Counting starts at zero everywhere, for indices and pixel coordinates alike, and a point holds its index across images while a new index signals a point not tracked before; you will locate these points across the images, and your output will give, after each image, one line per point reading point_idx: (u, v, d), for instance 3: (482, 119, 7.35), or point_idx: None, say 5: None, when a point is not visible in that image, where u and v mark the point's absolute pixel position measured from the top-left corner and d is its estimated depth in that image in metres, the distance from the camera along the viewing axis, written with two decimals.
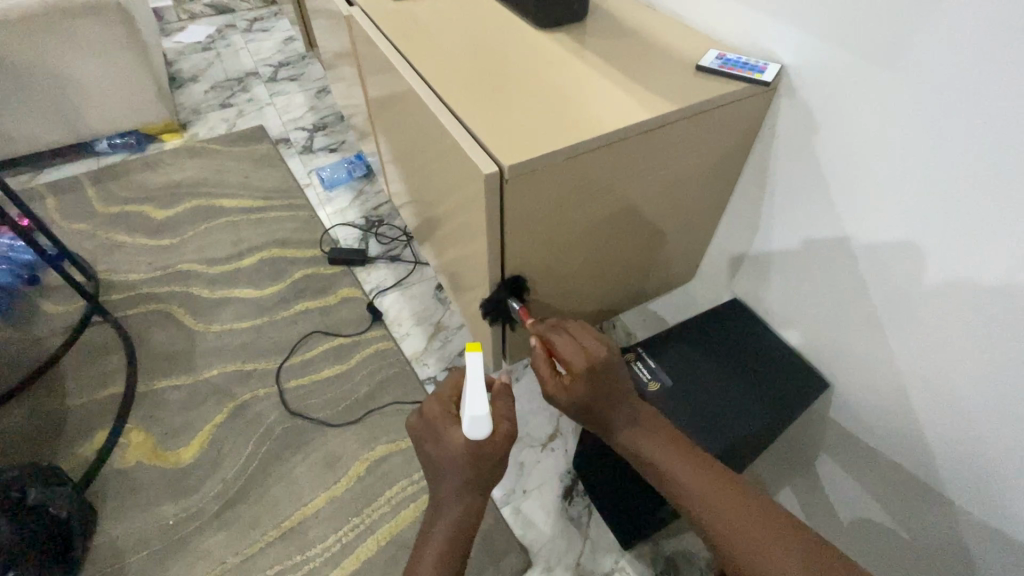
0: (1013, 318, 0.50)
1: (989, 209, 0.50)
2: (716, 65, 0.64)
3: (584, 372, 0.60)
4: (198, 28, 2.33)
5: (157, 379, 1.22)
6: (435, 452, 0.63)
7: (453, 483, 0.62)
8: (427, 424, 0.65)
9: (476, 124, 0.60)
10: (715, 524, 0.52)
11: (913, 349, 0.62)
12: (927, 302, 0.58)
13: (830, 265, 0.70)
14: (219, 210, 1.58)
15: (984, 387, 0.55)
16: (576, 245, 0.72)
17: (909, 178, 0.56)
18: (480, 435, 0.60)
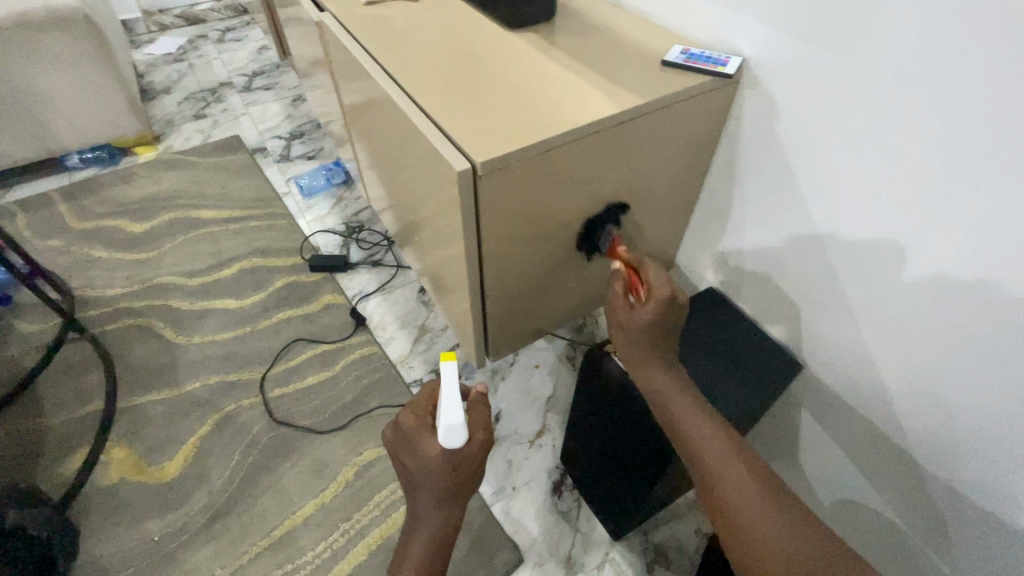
0: (992, 312, 0.48)
1: (967, 201, 0.47)
2: (679, 61, 0.62)
3: (658, 301, 0.57)
4: (169, 39, 2.29)
5: (134, 396, 1.08)
6: (410, 465, 0.57)
7: (428, 496, 0.56)
8: (400, 435, 0.58)
9: (442, 120, 0.56)
10: (717, 481, 0.50)
11: (899, 349, 0.59)
12: (907, 302, 0.56)
13: (806, 264, 0.67)
14: (198, 221, 1.45)
15: (974, 389, 0.52)
16: (553, 244, 0.68)
17: (889, 170, 0.53)
18: (457, 443, 0.54)
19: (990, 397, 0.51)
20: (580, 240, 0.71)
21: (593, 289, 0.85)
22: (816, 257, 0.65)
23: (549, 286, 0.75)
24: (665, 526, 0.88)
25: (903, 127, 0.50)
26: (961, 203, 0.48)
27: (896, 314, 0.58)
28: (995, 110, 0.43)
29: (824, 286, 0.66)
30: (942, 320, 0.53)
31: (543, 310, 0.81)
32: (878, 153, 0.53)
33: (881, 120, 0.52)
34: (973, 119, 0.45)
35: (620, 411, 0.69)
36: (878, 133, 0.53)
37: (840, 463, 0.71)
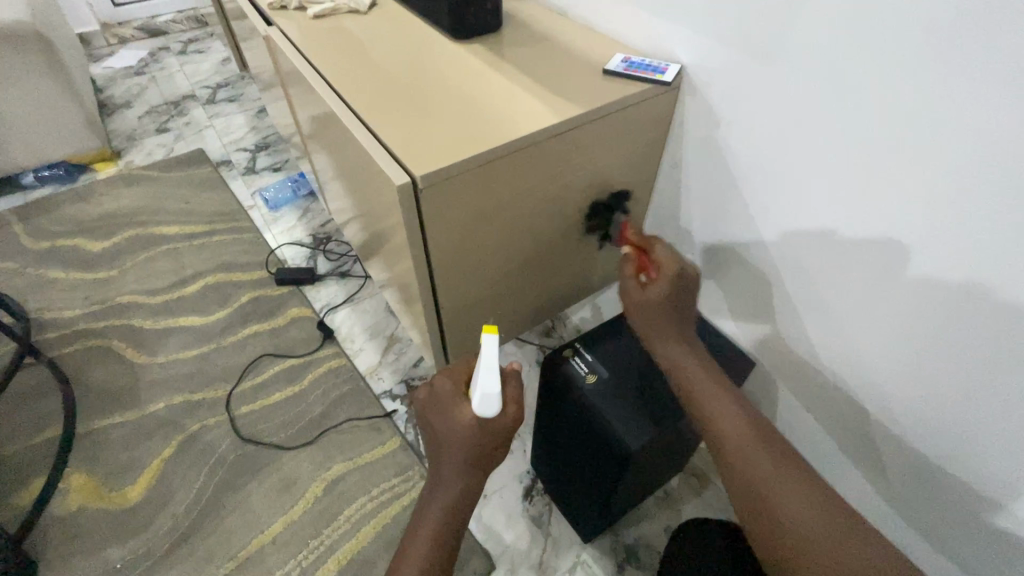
0: (965, 307, 0.49)
1: (953, 195, 0.46)
2: (620, 70, 0.64)
3: (668, 277, 0.61)
4: (129, 52, 2.25)
5: (94, 420, 1.06)
6: (438, 427, 0.54)
7: (453, 464, 0.53)
8: (433, 397, 0.56)
9: (384, 134, 0.56)
10: (728, 432, 0.52)
11: (866, 344, 0.60)
12: (919, 306, 0.53)
13: (801, 266, 0.64)
14: (160, 237, 1.42)
15: (946, 380, 0.53)
16: (507, 250, 0.69)
17: (845, 169, 0.53)
18: (490, 411, 0.51)
19: (953, 385, 0.53)
20: (534, 246, 0.72)
21: (552, 292, 0.86)
22: (816, 257, 0.61)
23: (506, 291, 0.76)
24: (635, 525, 0.89)
25: (858, 125, 0.50)
26: (949, 198, 0.46)
27: (908, 318, 0.54)
28: (948, 104, 0.43)
29: (813, 287, 0.63)
30: (954, 324, 0.50)
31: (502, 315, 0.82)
32: (832, 153, 0.54)
33: (829, 120, 0.53)
34: (923, 115, 0.45)
35: (578, 416, 0.70)
36: (828, 134, 0.53)
37: None
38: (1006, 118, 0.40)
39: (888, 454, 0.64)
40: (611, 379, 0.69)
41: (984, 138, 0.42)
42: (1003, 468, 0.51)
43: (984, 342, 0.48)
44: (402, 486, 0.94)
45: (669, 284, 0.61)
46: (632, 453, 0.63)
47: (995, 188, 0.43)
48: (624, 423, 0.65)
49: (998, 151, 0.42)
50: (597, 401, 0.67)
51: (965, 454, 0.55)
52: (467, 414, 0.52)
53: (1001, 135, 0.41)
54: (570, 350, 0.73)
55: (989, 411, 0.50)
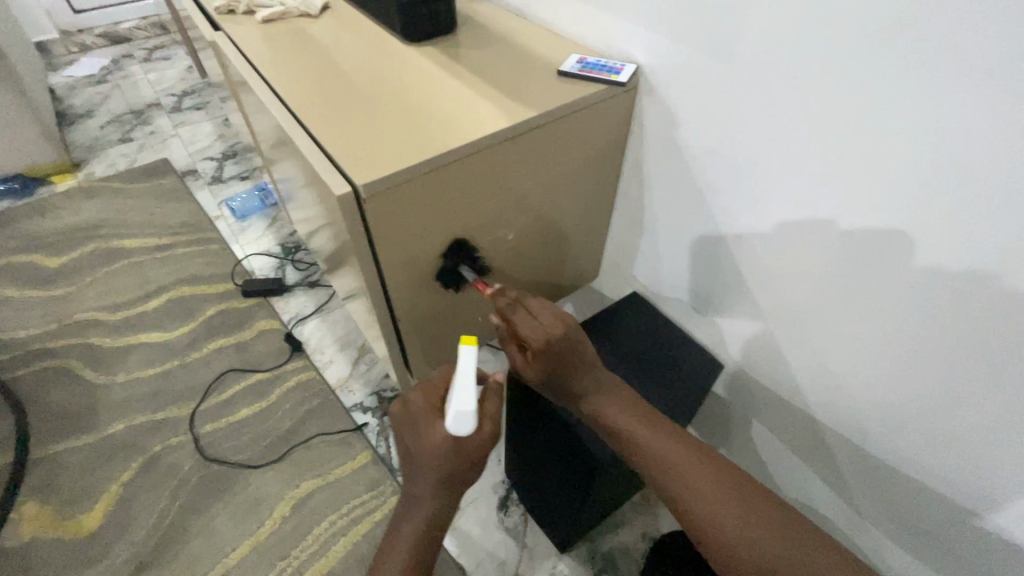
0: (963, 300, 0.45)
1: (949, 177, 0.42)
2: (575, 70, 0.63)
3: (551, 341, 0.55)
4: (90, 60, 2.18)
5: (50, 445, 1.01)
6: (412, 447, 0.52)
7: (426, 481, 0.51)
8: (405, 413, 0.53)
9: (330, 142, 0.55)
10: (682, 492, 0.48)
11: (852, 341, 0.57)
12: (926, 299, 0.48)
13: (794, 263, 0.59)
14: (121, 251, 1.37)
15: (941, 376, 0.50)
16: (465, 257, 0.68)
17: (823, 160, 0.51)
18: (463, 433, 0.48)
19: (924, 378, 0.52)
20: (496, 250, 0.71)
21: (519, 295, 0.85)
22: (811, 252, 0.57)
23: (468, 298, 0.75)
24: (612, 532, 0.87)
25: (835, 113, 0.48)
26: (946, 180, 0.43)
27: (913, 313, 0.50)
28: (927, 84, 0.41)
29: (804, 284, 0.60)
30: (964, 316, 0.46)
31: (466, 321, 0.81)
32: (807, 144, 0.51)
33: (802, 110, 0.50)
34: (900, 98, 0.43)
35: (545, 426, 0.69)
36: (802, 124, 0.51)
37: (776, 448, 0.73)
38: (992, 94, 0.38)
39: (864, 454, 0.63)
40: None
41: (972, 116, 0.39)
42: (1007, 466, 0.48)
43: (987, 334, 0.45)
44: (374, 502, 0.91)
45: (561, 344, 0.55)
46: (599, 463, 0.62)
47: (992, 166, 0.40)
48: (590, 433, 0.64)
49: (987, 128, 0.39)
50: (563, 408, 0.66)
51: (944, 449, 0.53)
52: (441, 433, 0.50)
53: (989, 112, 0.39)
54: None
55: (961, 403, 0.49)
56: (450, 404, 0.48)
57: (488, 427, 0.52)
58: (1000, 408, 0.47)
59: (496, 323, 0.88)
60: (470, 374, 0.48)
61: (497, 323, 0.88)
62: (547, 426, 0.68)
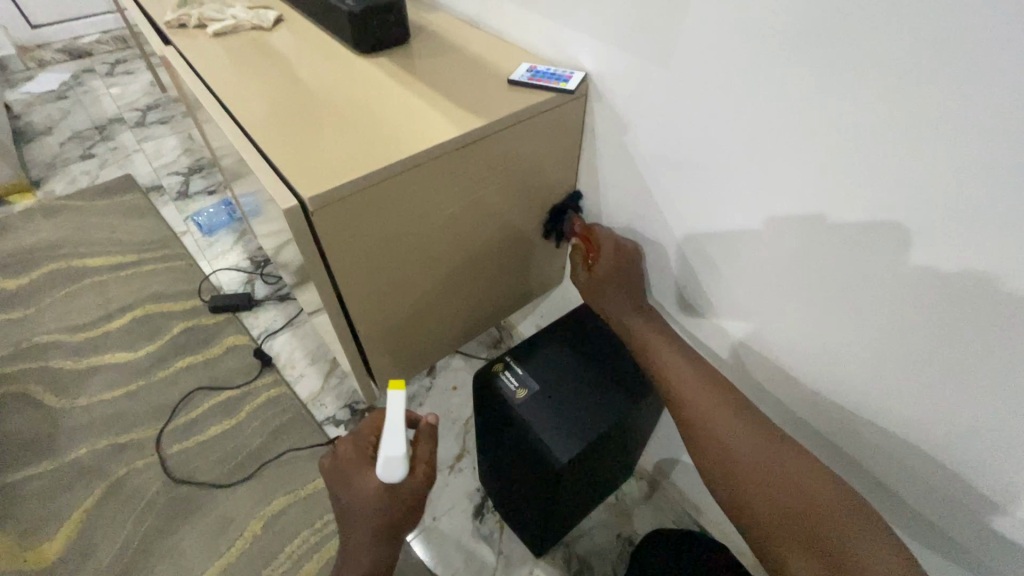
0: (931, 296, 0.44)
1: (930, 171, 0.40)
2: (525, 79, 0.64)
3: (610, 253, 0.71)
4: (49, 75, 2.12)
5: (8, 474, 0.98)
6: (345, 499, 0.53)
7: (363, 535, 0.53)
8: (335, 467, 0.54)
9: (278, 156, 0.55)
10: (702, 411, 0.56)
11: (818, 342, 0.57)
12: (914, 299, 0.46)
13: (777, 265, 0.57)
14: (82, 270, 1.34)
15: (910, 378, 0.49)
16: (425, 265, 0.68)
17: (793, 158, 0.50)
18: (395, 477, 0.49)
19: (872, 375, 0.52)
20: (456, 257, 0.71)
21: (484, 301, 0.86)
22: (795, 252, 0.54)
23: (429, 305, 0.76)
24: (586, 536, 0.88)
25: (801, 111, 0.47)
26: (926, 174, 0.41)
27: (903, 314, 0.47)
28: (892, 78, 0.40)
29: (784, 287, 0.57)
30: (954, 318, 0.43)
31: (432, 329, 0.81)
32: (777, 142, 0.50)
33: (767, 109, 0.49)
34: (863, 94, 0.42)
35: (511, 431, 0.69)
36: (767, 123, 0.50)
37: None
38: (956, 84, 0.37)
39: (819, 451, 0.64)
40: (542, 391, 0.68)
41: (941, 106, 0.38)
42: (946, 455, 0.49)
43: (973, 336, 0.43)
44: None
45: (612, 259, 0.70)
46: (563, 466, 0.62)
47: (970, 158, 0.38)
48: (557, 436, 0.64)
49: (959, 118, 0.38)
50: (527, 413, 0.66)
51: (895, 446, 0.54)
52: (373, 481, 0.51)
53: (958, 103, 0.37)
54: (501, 363, 0.71)
55: (906, 399, 0.50)
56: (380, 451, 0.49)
57: (422, 470, 0.54)
58: (949, 406, 0.47)
59: (462, 329, 0.88)
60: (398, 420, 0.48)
61: (463, 329, 0.88)
62: (513, 432, 0.68)
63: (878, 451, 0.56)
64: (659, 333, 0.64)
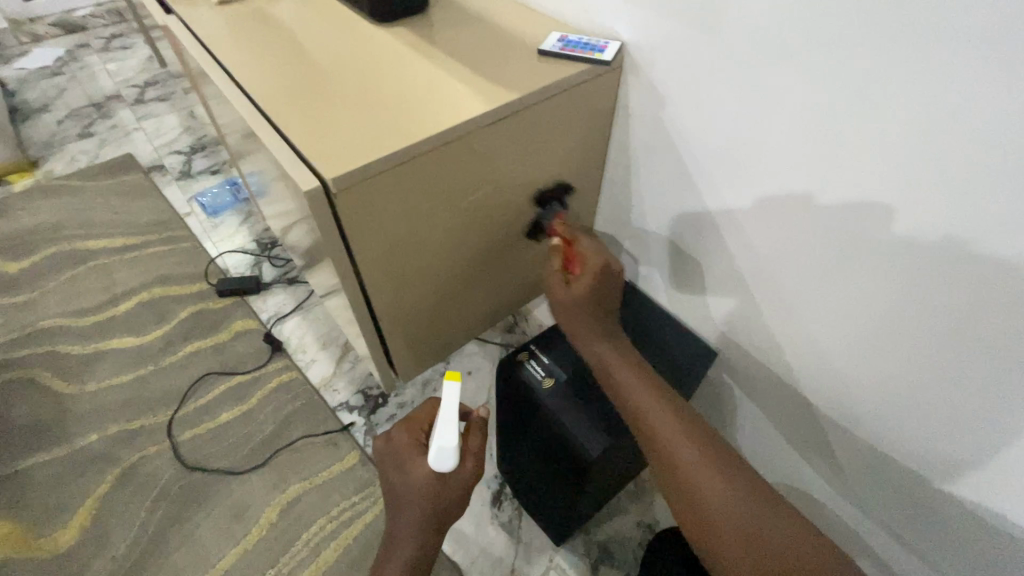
0: (944, 270, 0.45)
1: (934, 148, 0.41)
2: (556, 49, 0.60)
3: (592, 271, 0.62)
4: (43, 50, 2.05)
5: (20, 461, 0.96)
6: (396, 480, 0.55)
7: (408, 521, 0.54)
8: (390, 449, 0.57)
9: (295, 134, 0.51)
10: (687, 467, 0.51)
11: (838, 318, 0.57)
12: (925, 272, 0.46)
13: (777, 236, 0.58)
14: (85, 253, 1.31)
15: (932, 355, 0.49)
16: (444, 251, 0.65)
17: (807, 133, 0.49)
18: (447, 466, 0.52)
19: (897, 350, 0.53)
20: (477, 243, 0.69)
21: (504, 287, 0.83)
22: (796, 225, 0.55)
23: (449, 292, 0.73)
24: (607, 523, 0.87)
25: (820, 86, 0.46)
26: (929, 151, 0.42)
27: (898, 284, 0.49)
28: (918, 51, 0.39)
29: (789, 260, 0.59)
30: (949, 290, 0.45)
31: (451, 316, 0.78)
32: (791, 115, 0.50)
33: (788, 83, 0.49)
34: (888, 69, 0.41)
35: (535, 421, 0.67)
36: (788, 100, 0.49)
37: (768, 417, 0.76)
38: (989, 60, 0.36)
39: (860, 440, 0.62)
40: (567, 381, 0.66)
41: (967, 81, 0.38)
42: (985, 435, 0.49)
43: (990, 315, 0.43)
44: (363, 504, 0.89)
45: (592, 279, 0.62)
46: (594, 459, 0.60)
47: (980, 138, 0.38)
48: (585, 430, 0.62)
49: (975, 96, 0.38)
50: (553, 403, 0.64)
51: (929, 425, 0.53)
52: (423, 468, 0.54)
53: (977, 81, 0.37)
54: (525, 353, 0.69)
55: (959, 388, 0.49)
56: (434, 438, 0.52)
57: (470, 463, 0.56)
58: (989, 388, 0.46)
59: (481, 315, 0.86)
60: (452, 411, 0.52)
61: (482, 315, 0.86)
62: (539, 420, 0.66)
63: (913, 430, 0.55)
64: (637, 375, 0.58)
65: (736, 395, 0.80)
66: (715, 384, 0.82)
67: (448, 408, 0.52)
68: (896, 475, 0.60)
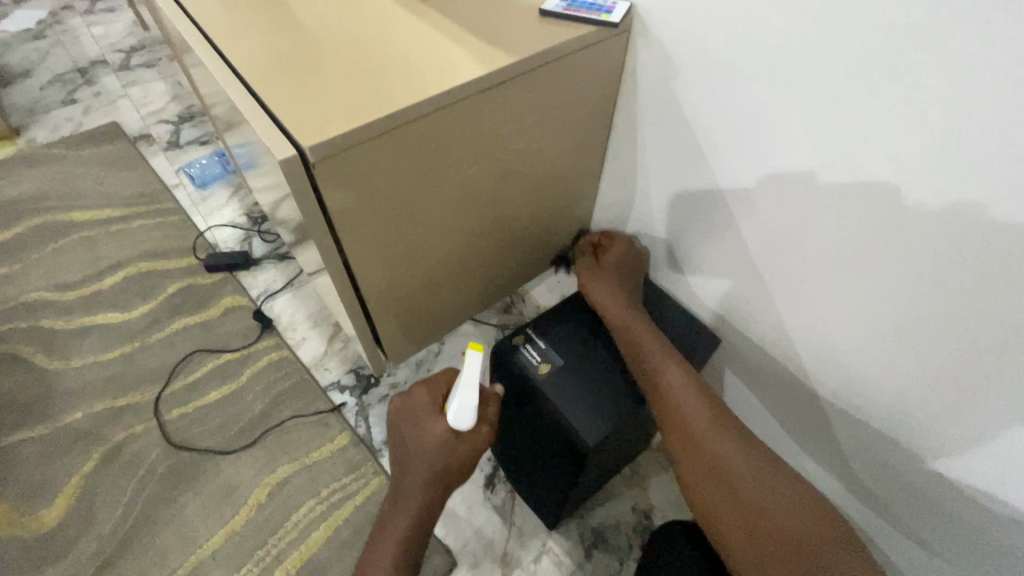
0: (956, 250, 0.42)
1: (955, 121, 0.38)
2: (560, 9, 0.55)
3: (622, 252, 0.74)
4: (26, 12, 1.97)
5: (4, 436, 0.94)
6: (411, 438, 0.57)
7: (416, 479, 0.56)
8: (410, 407, 0.59)
9: (274, 99, 0.47)
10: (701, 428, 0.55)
11: (841, 301, 0.54)
12: (927, 253, 0.44)
13: (781, 215, 0.55)
14: (70, 225, 1.27)
15: (949, 348, 0.46)
16: (438, 228, 0.62)
17: (813, 107, 0.46)
18: (465, 426, 0.54)
19: (899, 335, 0.50)
20: (472, 219, 0.65)
21: (500, 266, 0.80)
22: (806, 208, 0.52)
23: (443, 271, 0.69)
24: (601, 508, 0.85)
25: (826, 55, 0.43)
26: (950, 125, 0.38)
27: (906, 265, 0.46)
28: (943, 13, 0.36)
29: (801, 246, 0.55)
30: (955, 269, 0.43)
31: (445, 296, 0.75)
32: (807, 87, 0.46)
33: (794, 52, 0.45)
34: (899, 37, 0.38)
35: (532, 407, 0.64)
36: (794, 72, 0.46)
37: (766, 407, 0.74)
38: (1009, 27, 0.33)
39: (865, 430, 0.60)
40: (566, 366, 0.63)
41: (1000, 48, 0.34)
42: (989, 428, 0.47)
43: (1000, 299, 0.41)
44: (355, 486, 0.87)
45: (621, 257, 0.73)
46: (589, 450, 0.58)
47: (994, 109, 0.36)
48: (582, 416, 0.59)
49: (990, 65, 0.35)
50: (549, 389, 0.61)
51: (932, 416, 0.51)
52: (438, 428, 0.55)
53: (994, 46, 0.34)
54: (522, 336, 0.66)
55: (966, 375, 0.46)
56: (454, 398, 0.54)
57: (485, 430, 0.57)
58: (992, 375, 0.44)
59: (477, 295, 0.83)
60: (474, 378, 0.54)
61: (477, 295, 0.83)
62: (534, 408, 0.64)
63: (915, 421, 0.53)
64: (654, 337, 0.63)
65: (738, 382, 0.77)
66: (716, 370, 0.80)
67: (470, 374, 0.54)
68: (900, 470, 0.58)
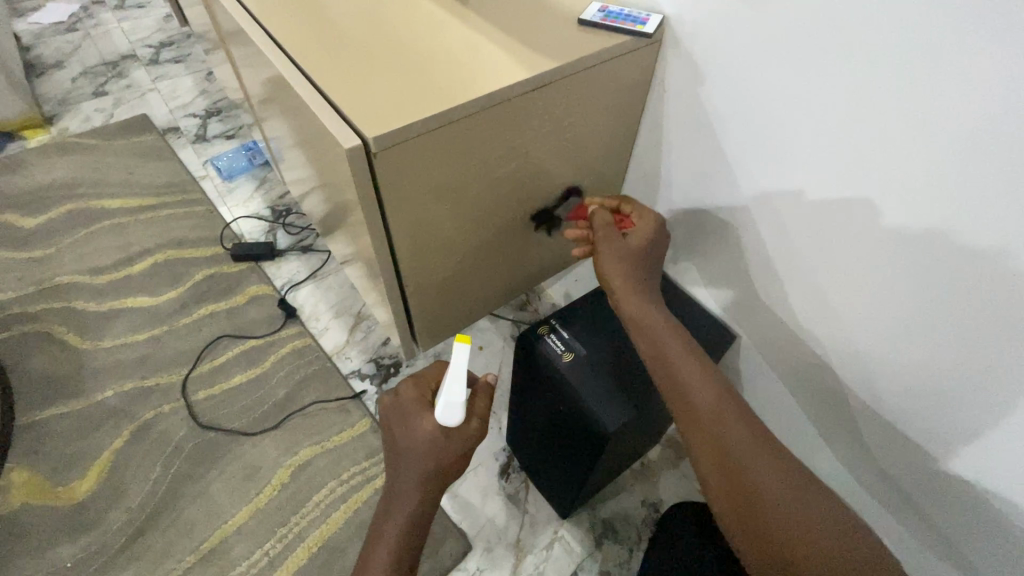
0: (955, 260, 0.45)
1: (958, 141, 0.41)
2: (597, 19, 0.59)
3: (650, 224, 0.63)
4: (59, 6, 2.03)
5: (38, 411, 0.98)
6: (401, 436, 0.57)
7: (409, 479, 0.56)
8: (397, 405, 0.59)
9: (331, 95, 0.51)
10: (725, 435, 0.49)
11: (848, 304, 0.58)
12: (928, 263, 0.48)
13: (795, 221, 0.59)
14: (102, 211, 1.31)
15: (947, 351, 0.50)
16: (470, 222, 0.65)
17: (829, 121, 0.50)
18: (452, 421, 0.55)
19: (903, 338, 0.53)
20: (502, 215, 0.69)
21: (523, 262, 0.83)
22: (819, 215, 0.56)
23: (471, 263, 0.73)
24: (612, 500, 0.88)
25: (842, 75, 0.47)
26: (953, 144, 0.42)
27: (911, 273, 0.50)
28: (950, 44, 0.39)
29: (814, 251, 0.59)
30: (954, 280, 0.46)
31: (471, 289, 0.79)
32: (826, 97, 0.49)
33: (813, 70, 0.49)
34: (911, 62, 0.42)
35: (552, 395, 0.67)
36: (812, 89, 0.50)
37: (775, 405, 0.77)
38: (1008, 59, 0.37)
39: (870, 428, 0.63)
40: (587, 356, 0.67)
41: (999, 78, 0.38)
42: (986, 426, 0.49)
43: (993, 307, 0.44)
44: (374, 470, 0.91)
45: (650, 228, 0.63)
46: (608, 435, 0.61)
47: (993, 131, 0.39)
48: (601, 404, 0.62)
49: (989, 92, 0.38)
50: (571, 377, 0.64)
51: (932, 416, 0.54)
52: (428, 423, 0.56)
53: (993, 75, 0.38)
54: (546, 326, 0.69)
55: (963, 377, 0.49)
56: (442, 395, 0.54)
57: (476, 423, 0.58)
58: (987, 377, 0.47)
59: (499, 290, 0.86)
60: (461, 371, 0.54)
61: (499, 290, 0.86)
62: (554, 396, 0.67)
63: (916, 420, 0.56)
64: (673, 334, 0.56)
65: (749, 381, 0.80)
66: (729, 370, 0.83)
67: (456, 369, 0.53)
68: (904, 465, 0.61)
